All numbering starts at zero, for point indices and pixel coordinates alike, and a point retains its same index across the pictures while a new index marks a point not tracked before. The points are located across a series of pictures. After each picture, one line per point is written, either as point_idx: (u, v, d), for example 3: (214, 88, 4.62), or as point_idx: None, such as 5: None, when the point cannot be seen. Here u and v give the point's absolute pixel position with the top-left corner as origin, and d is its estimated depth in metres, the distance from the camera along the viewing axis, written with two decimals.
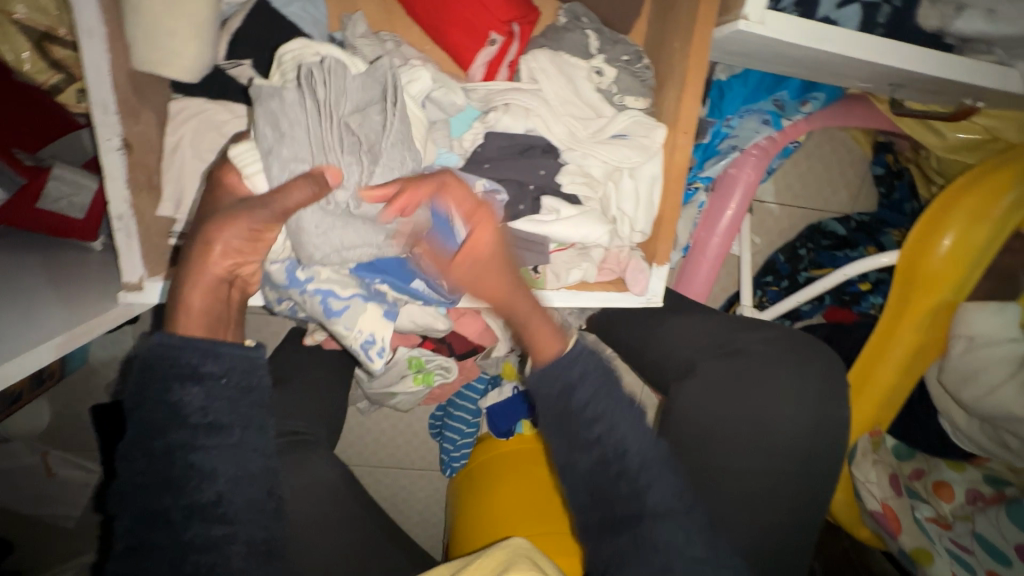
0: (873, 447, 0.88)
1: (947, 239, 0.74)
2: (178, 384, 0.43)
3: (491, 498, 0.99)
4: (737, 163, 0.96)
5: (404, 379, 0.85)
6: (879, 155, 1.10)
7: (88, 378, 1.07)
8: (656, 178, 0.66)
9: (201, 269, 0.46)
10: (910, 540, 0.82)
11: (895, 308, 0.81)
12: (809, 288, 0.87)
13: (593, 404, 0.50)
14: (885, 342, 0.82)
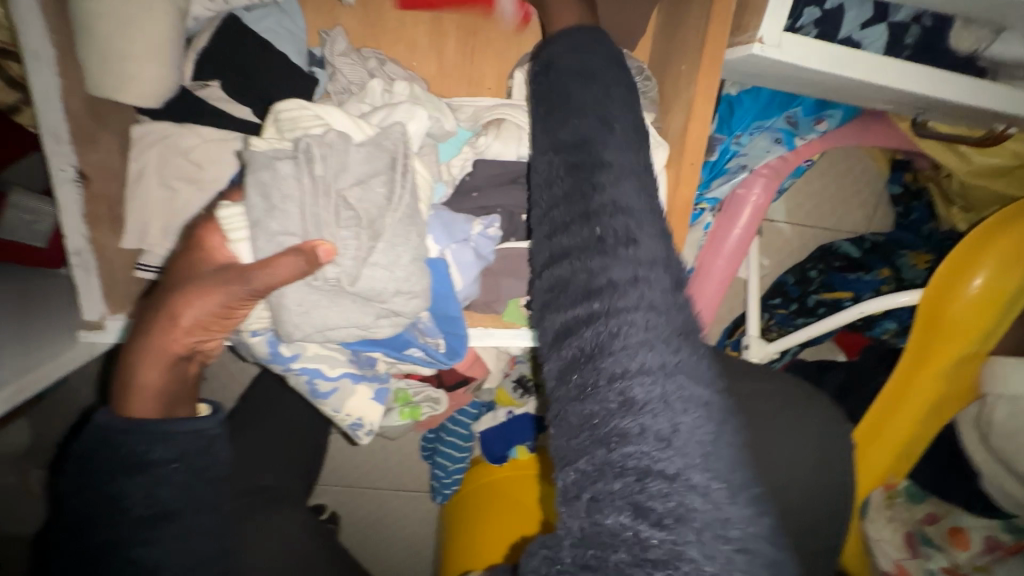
0: (886, 503, 0.86)
1: (977, 280, 0.69)
2: (122, 474, 0.43)
3: (479, 528, 0.96)
4: (745, 183, 0.90)
5: (390, 413, 0.81)
6: (895, 173, 1.04)
7: (68, 396, 1.04)
8: (656, 211, 0.61)
9: (160, 345, 0.45)
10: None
11: (916, 350, 0.76)
12: (822, 323, 0.82)
13: (616, 378, 0.35)
14: (903, 388, 0.77)
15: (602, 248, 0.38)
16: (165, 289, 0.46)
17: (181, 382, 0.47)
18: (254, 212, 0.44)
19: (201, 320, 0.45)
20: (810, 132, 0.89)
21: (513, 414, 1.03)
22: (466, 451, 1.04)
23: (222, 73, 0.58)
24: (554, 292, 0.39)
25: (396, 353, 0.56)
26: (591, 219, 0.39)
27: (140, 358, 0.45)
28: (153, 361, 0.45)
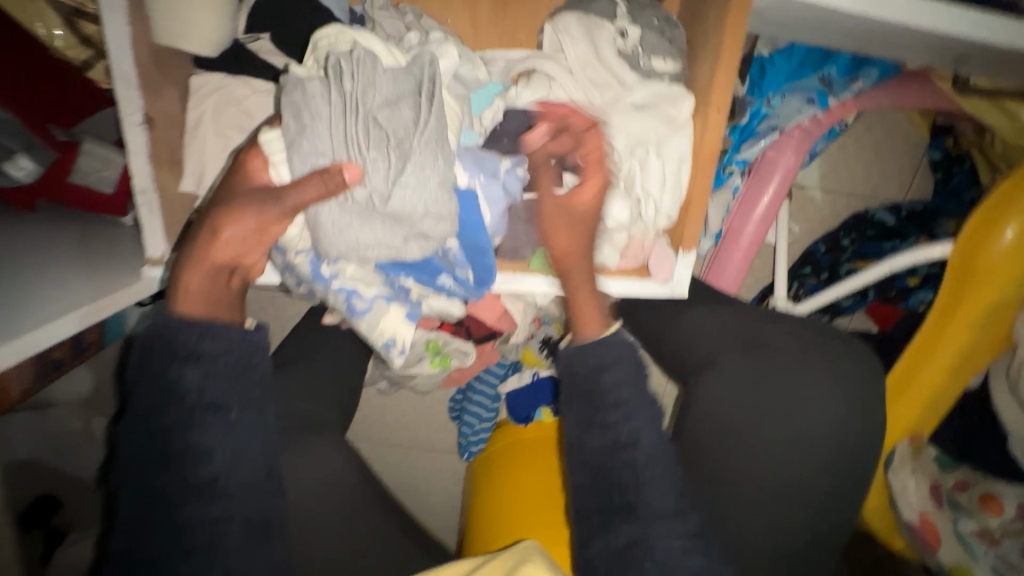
0: (911, 454, 0.86)
1: (1008, 232, 0.71)
2: (177, 362, 0.49)
3: (503, 487, 0.96)
4: (776, 144, 0.89)
5: (421, 362, 0.84)
6: (935, 138, 1.01)
7: (126, 349, 1.12)
8: (683, 158, 0.62)
9: (205, 253, 0.50)
10: (948, 556, 0.81)
11: (948, 299, 0.78)
12: (850, 279, 0.82)
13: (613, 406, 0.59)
14: (932, 336, 0.80)
15: (603, 365, 0.60)
16: (212, 206, 0.52)
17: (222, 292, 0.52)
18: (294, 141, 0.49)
19: (238, 232, 0.50)
20: (845, 92, 0.88)
21: (538, 374, 1.07)
22: (492, 411, 1.08)
23: (273, 28, 0.63)
24: (580, 395, 0.60)
25: (427, 278, 0.59)
26: (590, 358, 0.61)
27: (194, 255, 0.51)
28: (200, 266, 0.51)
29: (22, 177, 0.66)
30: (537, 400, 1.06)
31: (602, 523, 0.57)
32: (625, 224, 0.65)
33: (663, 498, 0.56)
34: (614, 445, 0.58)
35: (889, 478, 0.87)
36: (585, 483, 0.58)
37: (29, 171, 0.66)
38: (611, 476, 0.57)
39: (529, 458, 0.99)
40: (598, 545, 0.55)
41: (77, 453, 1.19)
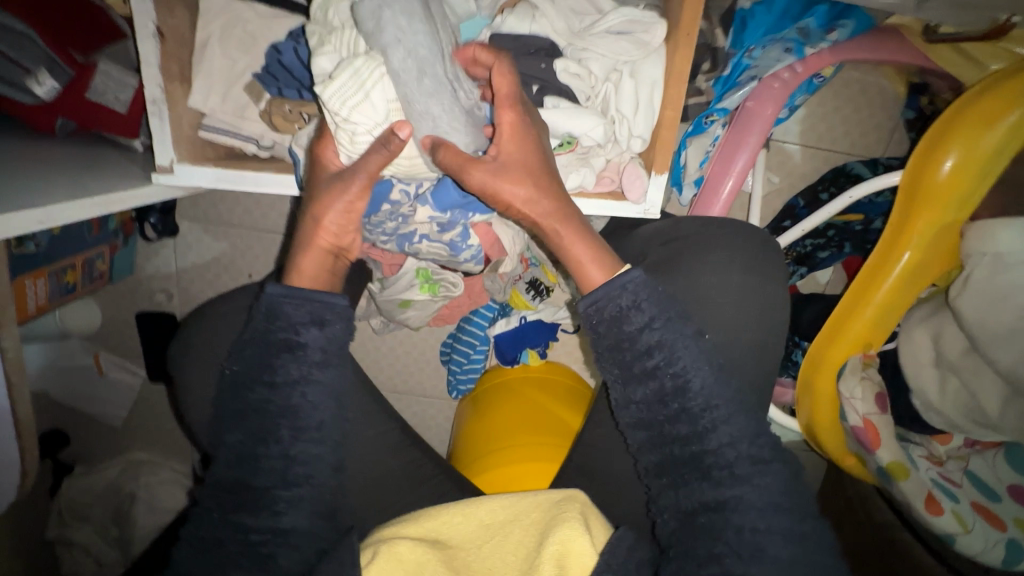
0: (863, 365, 0.82)
1: (948, 162, 0.71)
2: (301, 327, 0.58)
3: (491, 416, 1.02)
4: (753, 96, 0.89)
5: (411, 289, 0.91)
6: (911, 98, 1.03)
7: (133, 286, 1.18)
8: (656, 81, 0.66)
9: (314, 238, 0.61)
10: (889, 454, 0.79)
11: (896, 224, 0.77)
12: (813, 215, 0.86)
13: (649, 337, 0.58)
14: (884, 261, 0.78)
15: (630, 316, 0.58)
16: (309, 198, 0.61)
17: (329, 273, 0.63)
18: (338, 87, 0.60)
19: (337, 216, 0.60)
20: (820, 41, 0.90)
21: (526, 318, 1.07)
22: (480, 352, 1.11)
23: None
24: (615, 344, 0.59)
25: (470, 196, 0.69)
26: (631, 332, 0.58)
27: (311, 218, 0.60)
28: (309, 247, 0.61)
29: (41, 93, 0.73)
30: (526, 343, 1.08)
31: (658, 460, 0.59)
32: (602, 145, 0.69)
33: (732, 440, 0.57)
34: (656, 396, 0.58)
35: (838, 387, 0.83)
36: (647, 438, 0.59)
37: (48, 88, 0.73)
38: (656, 418, 0.59)
39: (520, 394, 1.05)
40: (630, 411, 0.60)
41: (87, 388, 1.25)
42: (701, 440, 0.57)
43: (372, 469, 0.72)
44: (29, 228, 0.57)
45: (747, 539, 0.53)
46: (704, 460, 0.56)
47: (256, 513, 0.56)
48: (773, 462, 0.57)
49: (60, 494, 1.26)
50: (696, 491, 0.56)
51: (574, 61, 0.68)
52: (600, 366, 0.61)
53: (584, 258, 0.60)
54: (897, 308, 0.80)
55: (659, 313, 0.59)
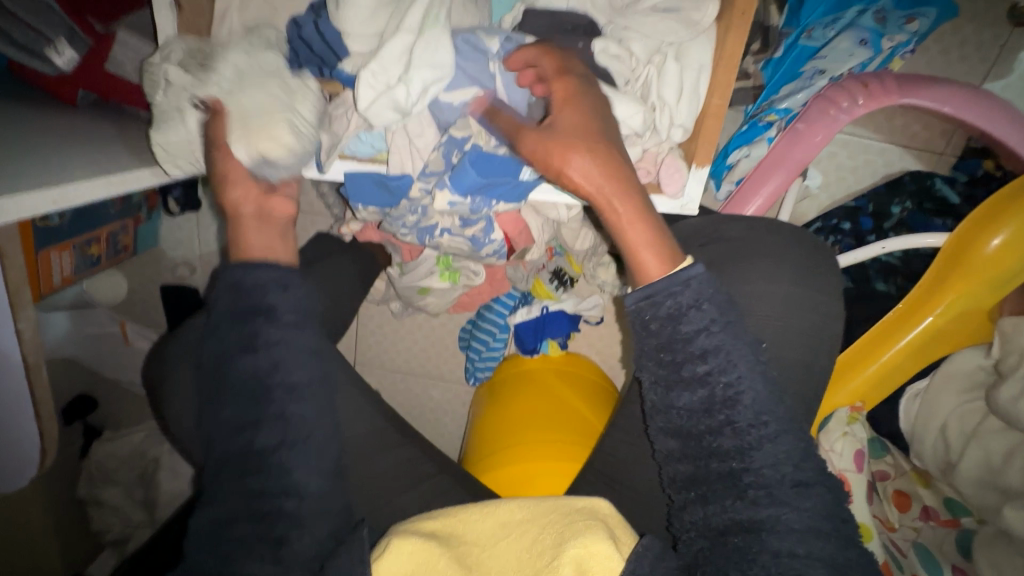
0: (847, 420, 0.84)
1: (997, 239, 0.75)
2: None
3: (509, 408, 0.99)
4: (808, 116, 0.78)
5: (431, 276, 0.89)
6: (971, 161, 0.95)
7: (158, 258, 1.18)
8: (703, 67, 0.61)
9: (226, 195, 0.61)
10: (861, 511, 0.79)
11: (932, 280, 0.81)
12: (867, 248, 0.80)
13: (704, 339, 0.51)
14: (909, 315, 0.82)
15: (689, 332, 0.51)
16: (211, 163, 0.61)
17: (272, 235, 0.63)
18: (400, 97, 0.56)
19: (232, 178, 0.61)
20: (898, 31, 0.79)
21: (548, 309, 1.04)
22: (500, 341, 1.08)
23: None
24: (662, 348, 0.52)
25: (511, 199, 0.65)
26: (688, 340, 0.52)
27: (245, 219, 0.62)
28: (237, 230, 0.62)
29: (61, 62, 0.71)
30: (546, 333, 1.05)
31: (691, 471, 0.52)
32: (640, 134, 0.64)
33: (776, 462, 0.49)
34: (702, 405, 0.51)
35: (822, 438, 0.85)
36: (680, 446, 0.53)
37: (67, 58, 0.71)
38: (696, 428, 0.52)
39: (541, 388, 1.02)
40: (665, 416, 0.53)
41: (114, 356, 1.28)
42: (742, 458, 0.50)
43: (383, 459, 0.71)
44: (45, 208, 0.55)
45: (784, 564, 0.46)
46: (742, 479, 0.50)
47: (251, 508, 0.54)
48: (816, 486, 0.49)
49: (89, 456, 1.31)
50: (727, 509, 0.50)
51: (615, 41, 0.62)
52: (639, 363, 0.55)
53: (651, 260, 0.53)
54: (908, 361, 0.84)
55: (719, 316, 0.52)
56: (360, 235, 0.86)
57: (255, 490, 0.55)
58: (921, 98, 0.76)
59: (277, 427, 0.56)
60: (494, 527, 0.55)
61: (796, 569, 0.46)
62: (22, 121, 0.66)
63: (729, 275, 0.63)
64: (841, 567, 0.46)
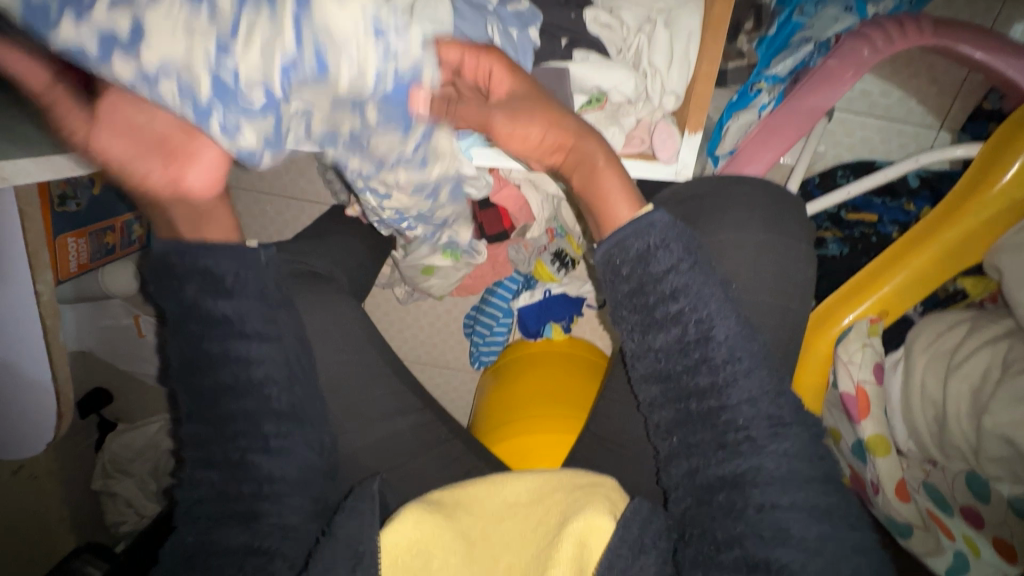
0: (869, 332, 0.72)
1: (1015, 165, 0.64)
2: None
3: (512, 387, 1.01)
4: (840, 53, 0.79)
5: (434, 254, 0.90)
6: (979, 124, 0.93)
7: None
8: (691, 34, 0.63)
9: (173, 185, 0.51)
10: (872, 427, 0.71)
11: (953, 202, 0.69)
12: (870, 176, 0.78)
13: (672, 277, 0.53)
14: (938, 225, 0.69)
15: (667, 271, 0.53)
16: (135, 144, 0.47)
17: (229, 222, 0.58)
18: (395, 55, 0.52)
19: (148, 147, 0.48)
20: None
21: (550, 292, 1.05)
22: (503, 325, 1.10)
23: None
24: (631, 292, 0.54)
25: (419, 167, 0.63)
26: (657, 282, 0.53)
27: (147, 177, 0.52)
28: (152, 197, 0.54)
29: None
30: (549, 316, 1.06)
31: (676, 414, 0.53)
32: (632, 101, 0.66)
33: (751, 397, 0.50)
34: (676, 345, 0.52)
35: (838, 350, 0.74)
36: (662, 392, 0.53)
37: None
38: (674, 368, 0.53)
39: (544, 367, 1.02)
40: (647, 362, 0.54)
41: (128, 349, 1.30)
42: (718, 396, 0.51)
43: (386, 427, 0.72)
44: (65, 173, 0.58)
45: (767, 516, 0.46)
46: (720, 416, 0.50)
47: (239, 466, 0.55)
48: (796, 426, 0.50)
49: (102, 449, 1.32)
50: (710, 462, 0.50)
51: (606, 11, 0.66)
52: (618, 315, 0.56)
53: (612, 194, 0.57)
54: (937, 274, 0.71)
55: (687, 256, 0.53)
56: (364, 217, 0.88)
57: (246, 442, 0.56)
58: (945, 43, 0.77)
59: (269, 390, 0.57)
60: (503, 507, 0.56)
61: (782, 523, 0.46)
62: None
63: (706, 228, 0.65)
64: (825, 513, 0.47)
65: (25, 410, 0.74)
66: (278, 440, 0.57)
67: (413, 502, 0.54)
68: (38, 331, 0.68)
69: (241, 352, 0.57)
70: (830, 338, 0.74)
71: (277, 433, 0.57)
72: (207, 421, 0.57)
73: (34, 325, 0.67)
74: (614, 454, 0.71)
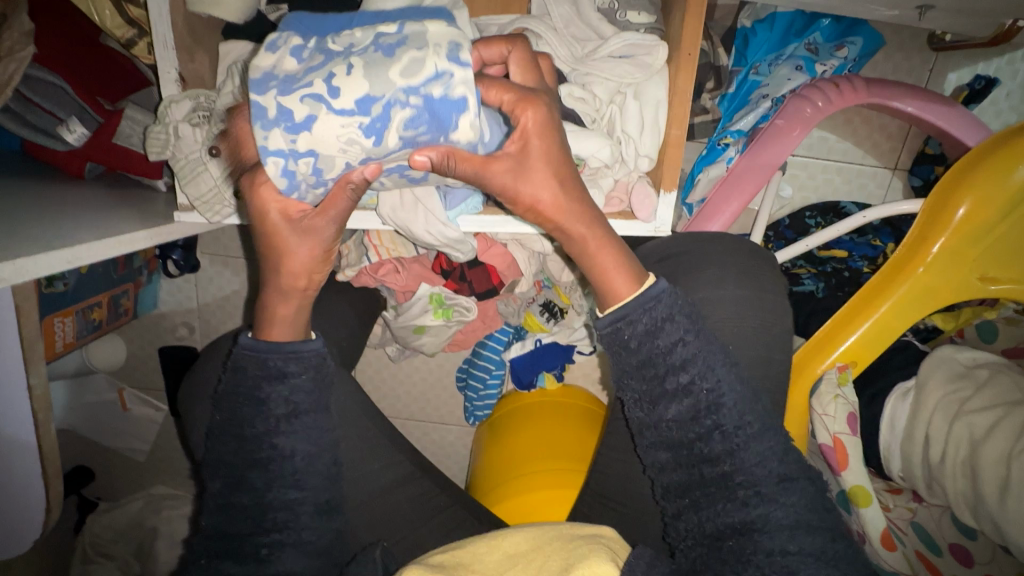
0: (837, 381, 0.72)
1: (962, 209, 0.68)
2: (279, 375, 0.57)
3: (511, 440, 1.00)
4: (785, 114, 0.85)
5: (425, 314, 0.93)
6: (926, 167, 1.00)
7: (157, 322, 1.21)
8: (660, 102, 0.67)
9: (284, 284, 0.57)
10: (853, 478, 0.70)
11: (908, 248, 0.71)
12: (824, 231, 0.83)
13: (677, 348, 0.53)
14: (895, 274, 0.71)
15: (670, 346, 0.53)
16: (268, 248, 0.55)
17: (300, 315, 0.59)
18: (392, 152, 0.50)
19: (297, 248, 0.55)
20: (829, 57, 0.90)
21: (541, 341, 1.05)
22: (497, 377, 1.10)
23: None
24: (640, 367, 0.54)
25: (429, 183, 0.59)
26: (660, 352, 0.53)
27: (276, 264, 0.56)
28: (281, 291, 0.57)
29: (73, 139, 0.77)
30: (541, 366, 1.06)
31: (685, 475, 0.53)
32: (609, 165, 0.70)
33: (760, 456, 0.51)
34: (689, 413, 0.53)
35: (812, 402, 0.74)
36: (672, 457, 0.54)
37: (78, 135, 0.77)
38: (686, 436, 0.53)
39: (540, 418, 1.03)
40: (654, 430, 0.54)
41: (112, 423, 1.27)
42: (731, 459, 0.51)
43: (390, 498, 0.72)
44: (59, 268, 0.58)
45: (777, 562, 0.47)
46: (732, 475, 0.51)
47: (242, 557, 0.54)
48: (799, 478, 0.52)
49: (84, 531, 1.25)
50: (720, 513, 0.51)
51: (579, 85, 0.69)
52: (622, 382, 0.55)
53: (609, 266, 0.54)
54: (899, 326, 0.72)
55: (691, 326, 0.54)
56: (355, 280, 0.90)
57: (257, 531, 0.55)
58: (881, 97, 0.85)
59: (272, 470, 0.56)
60: (501, 559, 0.54)
61: (789, 566, 0.47)
62: (31, 194, 0.70)
63: (690, 283, 0.67)
64: (832, 559, 0.48)
65: (14, 503, 0.72)
66: (283, 521, 0.55)
67: (410, 563, 0.51)
68: (25, 420, 0.67)
69: (239, 432, 0.56)
70: (802, 391, 0.75)
71: (312, 526, 0.57)
72: (212, 502, 0.56)
73: (24, 418, 0.66)
74: (617, 512, 0.70)
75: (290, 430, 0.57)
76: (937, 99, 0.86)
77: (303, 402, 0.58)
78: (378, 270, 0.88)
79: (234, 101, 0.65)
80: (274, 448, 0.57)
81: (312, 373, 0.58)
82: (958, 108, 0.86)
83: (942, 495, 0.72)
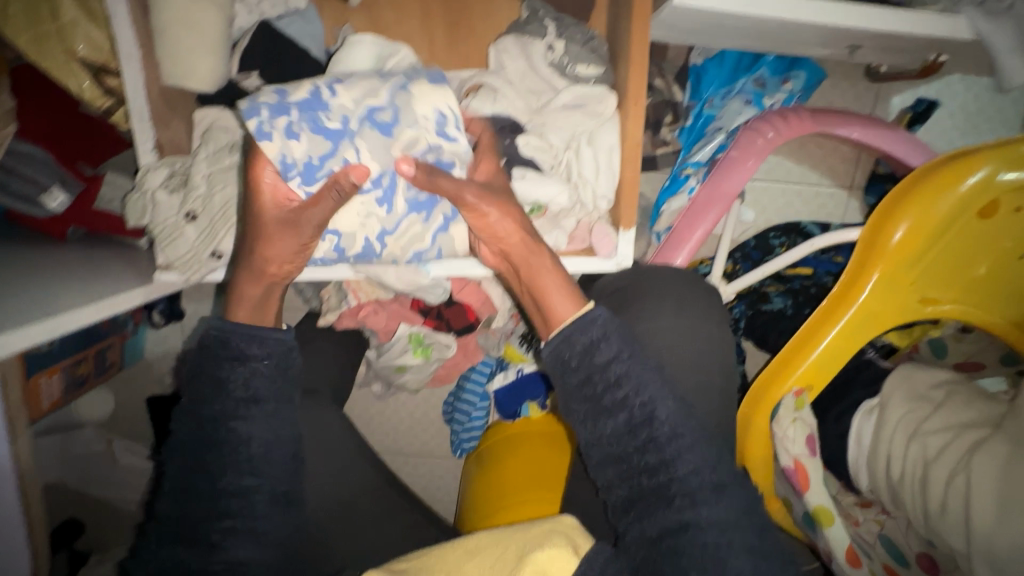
0: (795, 406, 0.76)
1: (899, 231, 0.72)
2: (244, 422, 0.59)
3: (497, 470, 1.02)
4: (739, 145, 0.90)
5: (405, 354, 0.96)
6: (876, 185, 1.06)
7: (144, 371, 1.23)
8: (613, 148, 0.71)
9: (260, 270, 0.61)
10: (816, 498, 0.72)
11: (853, 272, 0.76)
12: (776, 260, 0.87)
13: (613, 381, 0.56)
14: (842, 297, 0.76)
15: (620, 379, 0.56)
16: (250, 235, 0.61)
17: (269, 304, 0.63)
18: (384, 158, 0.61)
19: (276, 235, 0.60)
20: (777, 90, 0.96)
21: (522, 371, 1.08)
22: (481, 409, 1.12)
23: (260, 65, 0.74)
24: (594, 404, 0.56)
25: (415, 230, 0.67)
26: (601, 380, 0.56)
27: (257, 249, 0.61)
28: (256, 273, 0.62)
29: (55, 206, 0.80)
30: (525, 396, 1.09)
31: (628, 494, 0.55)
32: (570, 207, 0.73)
33: (696, 470, 0.54)
34: (624, 429, 0.55)
35: (773, 428, 0.77)
36: (617, 474, 0.56)
37: (60, 201, 0.80)
38: (624, 451, 0.56)
39: (523, 447, 1.04)
40: (599, 449, 0.57)
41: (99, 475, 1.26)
42: (666, 472, 0.54)
43: (370, 536, 0.74)
44: (37, 338, 0.60)
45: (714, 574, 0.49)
46: (669, 491, 0.53)
47: None
48: (733, 488, 0.55)
49: None
50: (657, 517, 0.53)
51: (536, 135, 0.74)
52: (569, 406, 0.58)
53: (550, 291, 0.59)
54: (849, 346, 0.76)
55: (627, 346, 0.57)
56: (336, 324, 0.93)
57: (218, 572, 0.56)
58: (826, 125, 0.90)
59: (240, 517, 0.57)
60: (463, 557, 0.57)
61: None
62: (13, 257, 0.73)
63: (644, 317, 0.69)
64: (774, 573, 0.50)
65: None
66: (247, 559, 0.57)
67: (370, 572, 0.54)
68: None
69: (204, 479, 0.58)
70: (764, 417, 0.78)
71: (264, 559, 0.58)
72: None
73: None
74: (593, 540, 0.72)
75: (258, 476, 0.59)
76: (880, 124, 0.91)
77: (270, 447, 0.60)
78: (358, 312, 0.91)
79: (210, 167, 0.68)
80: (244, 496, 0.58)
81: (269, 409, 0.60)
82: (901, 132, 0.91)
83: (902, 507, 0.74)
